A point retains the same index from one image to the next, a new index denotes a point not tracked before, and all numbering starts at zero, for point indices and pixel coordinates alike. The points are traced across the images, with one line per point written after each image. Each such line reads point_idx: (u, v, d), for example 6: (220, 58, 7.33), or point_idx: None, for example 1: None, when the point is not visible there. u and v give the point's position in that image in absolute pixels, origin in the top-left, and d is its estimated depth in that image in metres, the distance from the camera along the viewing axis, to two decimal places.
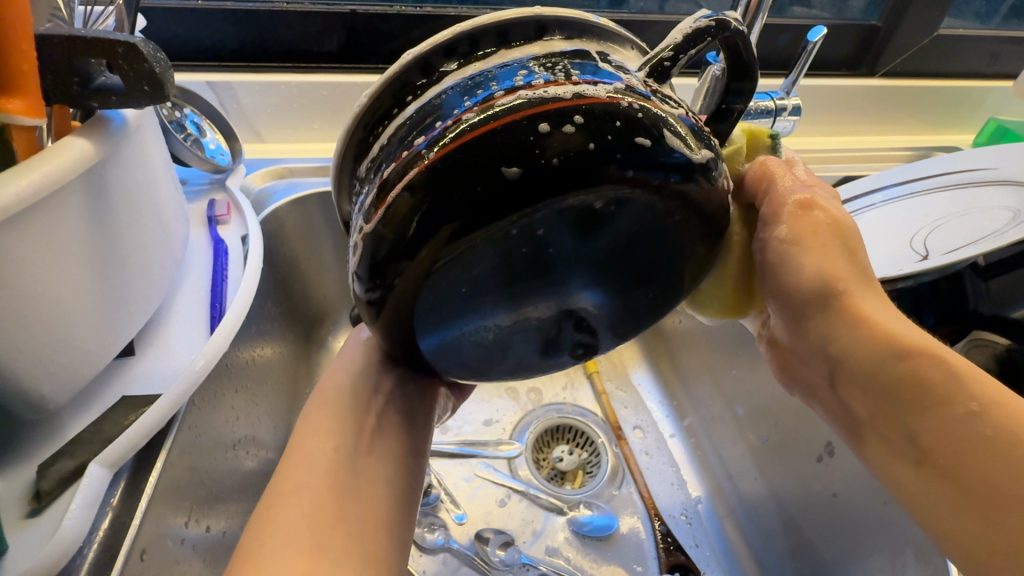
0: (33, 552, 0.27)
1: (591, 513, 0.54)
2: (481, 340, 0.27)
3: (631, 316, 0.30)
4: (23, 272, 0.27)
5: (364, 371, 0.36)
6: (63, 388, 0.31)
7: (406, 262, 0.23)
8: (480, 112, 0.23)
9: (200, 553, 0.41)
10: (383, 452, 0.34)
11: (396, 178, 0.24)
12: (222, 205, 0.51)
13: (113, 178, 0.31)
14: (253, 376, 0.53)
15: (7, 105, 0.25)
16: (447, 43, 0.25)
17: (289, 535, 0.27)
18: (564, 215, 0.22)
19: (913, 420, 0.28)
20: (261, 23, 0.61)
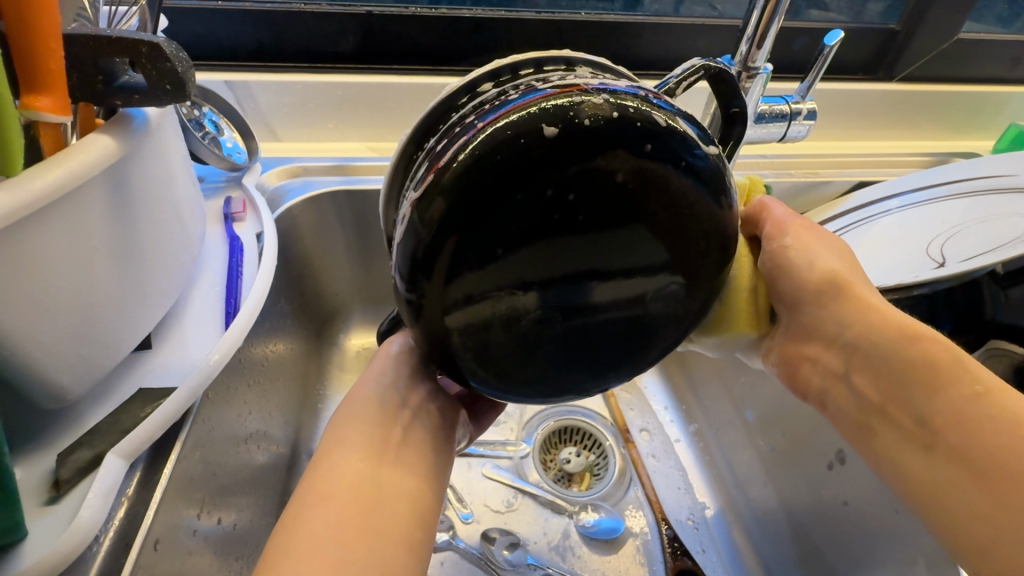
0: (50, 539, 0.28)
1: (598, 516, 0.54)
2: (510, 334, 0.25)
3: (657, 335, 0.28)
4: (45, 264, 0.27)
5: (395, 383, 0.36)
6: (82, 379, 0.32)
7: (443, 237, 0.23)
8: (515, 96, 0.24)
9: (212, 545, 0.41)
10: (408, 465, 0.34)
11: (436, 160, 0.24)
12: (239, 202, 0.52)
13: (134, 174, 0.32)
14: (266, 373, 0.54)
15: (37, 102, 0.26)
16: (491, 69, 0.27)
17: (314, 545, 0.28)
18: (593, 180, 0.23)
19: (922, 398, 0.29)
20: (279, 24, 0.62)
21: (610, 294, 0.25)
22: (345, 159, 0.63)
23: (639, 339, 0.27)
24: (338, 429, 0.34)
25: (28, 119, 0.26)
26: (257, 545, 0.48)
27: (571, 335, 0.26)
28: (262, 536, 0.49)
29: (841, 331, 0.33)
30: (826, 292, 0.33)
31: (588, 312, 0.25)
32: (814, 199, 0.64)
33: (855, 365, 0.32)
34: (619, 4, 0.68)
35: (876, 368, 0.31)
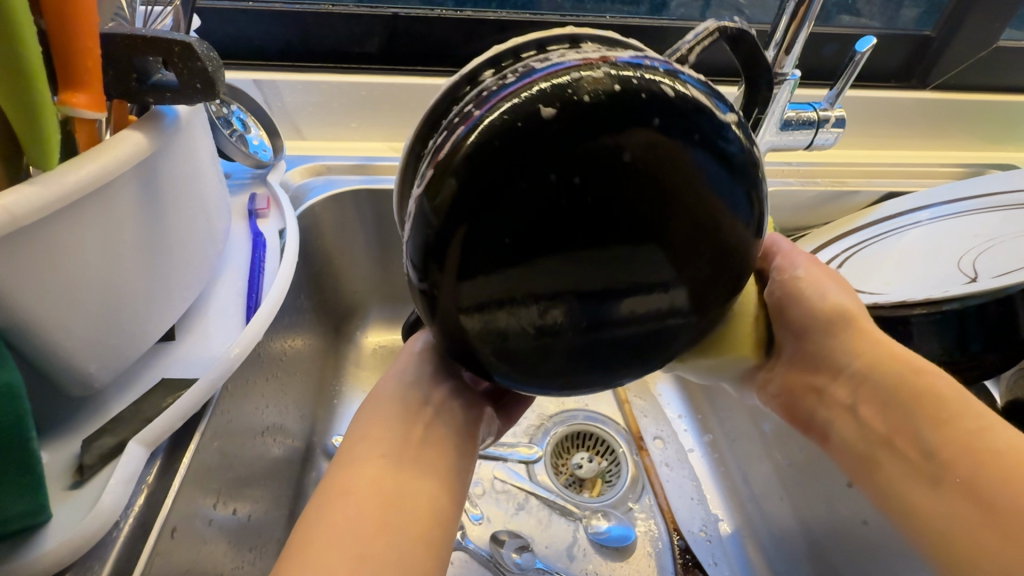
0: (73, 522, 0.29)
1: (609, 523, 0.54)
2: (527, 326, 0.25)
3: (688, 325, 0.27)
4: (76, 256, 0.28)
5: (415, 382, 0.37)
6: (107, 368, 0.33)
7: (450, 223, 0.23)
8: (516, 78, 0.24)
9: (226, 534, 0.42)
10: (429, 465, 0.34)
11: (441, 147, 0.24)
12: (263, 199, 0.53)
13: (163, 170, 0.33)
14: (284, 367, 0.55)
15: (73, 98, 0.26)
16: (493, 55, 0.27)
17: (332, 542, 0.28)
18: (600, 157, 0.22)
19: (932, 432, 0.29)
20: (307, 25, 0.63)
21: (633, 283, 0.24)
22: (367, 159, 0.64)
23: (669, 332, 0.26)
24: (361, 427, 0.35)
25: (64, 115, 0.27)
26: (270, 539, 0.48)
27: (590, 325, 0.25)
28: (275, 529, 0.49)
29: (844, 361, 0.33)
30: (828, 324, 0.34)
31: (606, 300, 0.24)
32: (841, 208, 0.63)
33: (862, 396, 0.32)
34: (645, 7, 0.68)
35: (883, 397, 0.31)
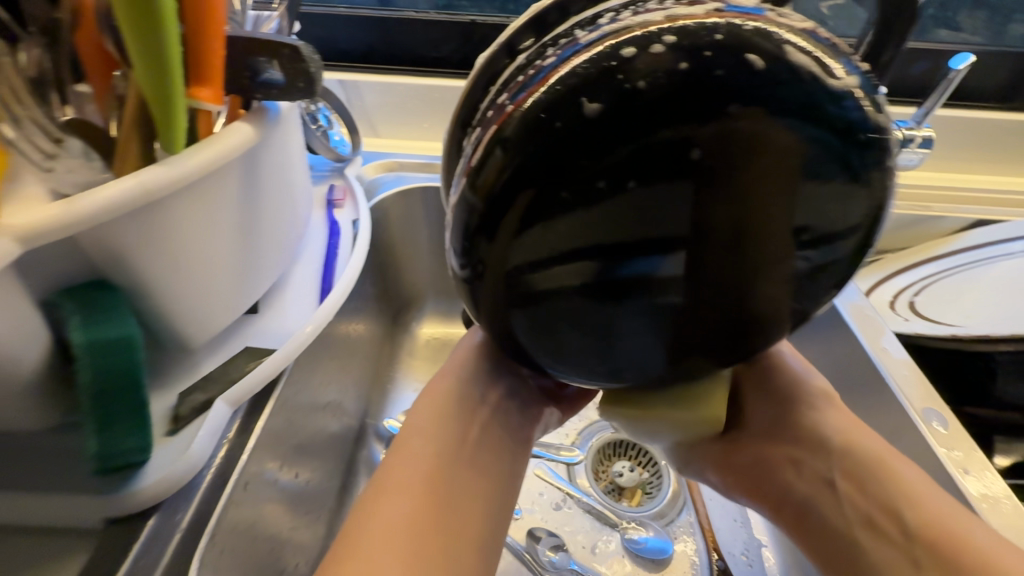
0: (166, 462, 0.32)
1: (646, 533, 0.54)
2: (577, 319, 0.26)
3: (745, 318, 0.27)
4: (193, 241, 0.32)
5: (472, 380, 0.39)
6: (202, 330, 0.36)
7: (495, 220, 0.24)
8: (562, 55, 0.23)
9: (287, 497, 0.46)
10: (482, 465, 0.36)
11: (484, 133, 0.24)
12: (340, 190, 0.57)
13: (263, 157, 0.36)
14: (346, 348, 0.58)
15: (200, 93, 0.30)
16: (535, 17, 0.28)
17: (389, 526, 0.30)
18: (653, 154, 0.22)
19: (911, 512, 0.31)
20: (390, 31, 0.67)
21: (691, 276, 0.25)
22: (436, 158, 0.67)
23: (721, 329, 0.27)
24: (421, 415, 0.37)
25: (191, 108, 0.30)
26: (321, 510, 0.52)
27: (647, 316, 0.26)
28: (325, 500, 0.53)
29: (811, 435, 0.37)
30: (796, 399, 0.38)
31: (658, 293, 0.25)
32: (920, 234, 0.59)
33: (834, 467, 0.35)
34: None
35: (856, 470, 0.34)
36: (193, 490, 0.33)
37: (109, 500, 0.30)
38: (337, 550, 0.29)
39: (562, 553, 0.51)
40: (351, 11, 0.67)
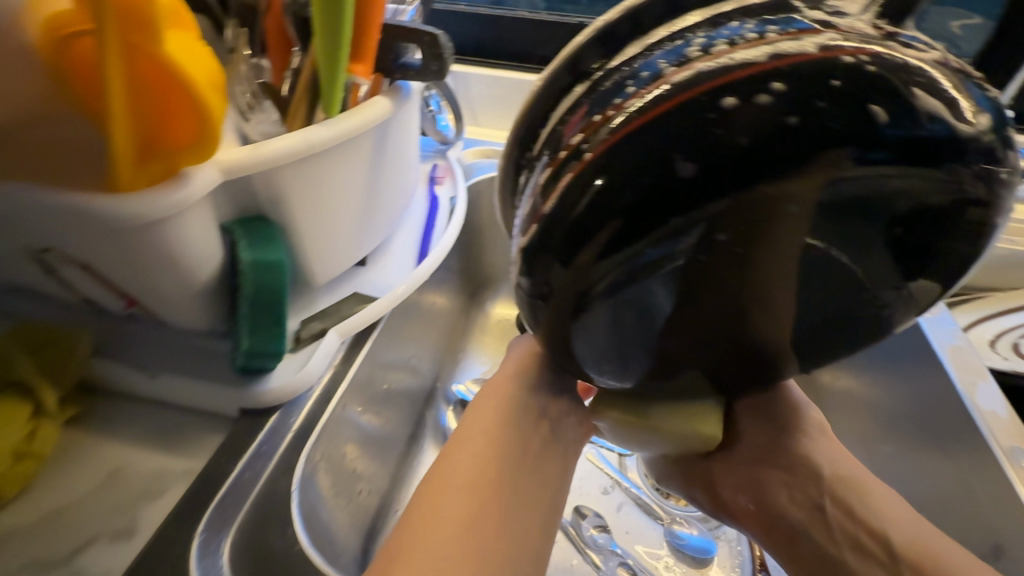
0: (288, 373, 0.38)
1: (690, 532, 0.55)
2: (640, 336, 0.27)
3: (780, 339, 0.29)
4: (331, 193, 0.38)
5: (536, 391, 0.40)
6: (324, 271, 0.42)
7: (570, 264, 0.23)
8: (646, 94, 0.22)
9: (360, 435, 0.52)
10: (535, 478, 0.38)
11: (558, 175, 0.23)
12: (442, 169, 0.63)
13: (393, 129, 0.42)
14: (427, 318, 0.65)
15: (354, 69, 0.35)
16: (601, 32, 0.26)
17: (454, 530, 0.32)
18: (747, 206, 0.21)
19: (893, 531, 0.34)
20: (502, 28, 0.72)
21: (719, 313, 0.26)
22: None
23: (732, 353, 0.30)
24: (479, 419, 0.38)
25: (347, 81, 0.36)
26: (386, 457, 0.57)
27: (704, 332, 0.28)
28: (392, 446, 0.59)
29: (800, 460, 0.39)
30: (787, 429, 0.40)
31: (721, 309, 0.26)
32: None
33: (823, 491, 0.38)
34: None
35: (843, 494, 0.37)
36: (303, 401, 0.39)
37: (244, 393, 0.37)
38: (404, 542, 0.31)
39: (604, 533, 0.53)
40: (469, 9, 0.73)
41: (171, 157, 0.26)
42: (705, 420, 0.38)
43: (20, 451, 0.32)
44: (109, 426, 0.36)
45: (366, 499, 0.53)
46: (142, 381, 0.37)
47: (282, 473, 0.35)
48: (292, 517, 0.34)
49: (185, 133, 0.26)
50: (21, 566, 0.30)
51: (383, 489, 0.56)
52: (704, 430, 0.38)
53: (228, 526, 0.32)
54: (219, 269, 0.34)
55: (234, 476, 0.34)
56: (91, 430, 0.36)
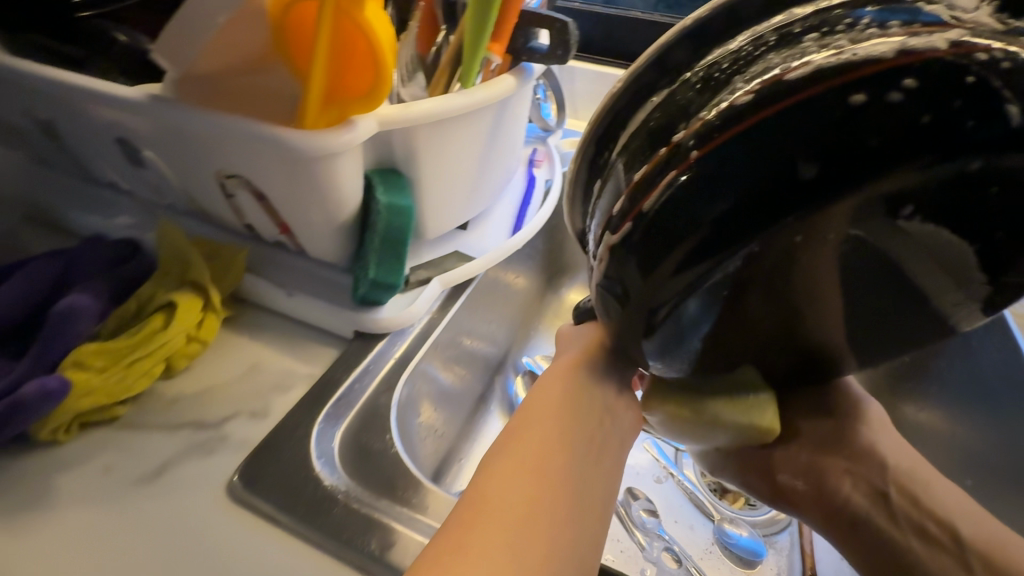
0: (397, 308, 0.44)
1: (740, 533, 0.55)
2: (715, 327, 0.27)
3: (859, 331, 0.30)
4: (452, 155, 0.43)
5: (601, 381, 0.35)
6: (433, 227, 0.47)
7: (662, 263, 0.23)
8: (759, 92, 0.20)
9: (437, 388, 0.57)
10: (602, 476, 0.32)
11: (658, 177, 0.23)
12: (541, 153, 0.67)
13: (512, 107, 0.46)
14: (503, 295, 0.68)
15: (492, 48, 0.40)
16: (697, 26, 0.25)
17: (502, 537, 0.27)
18: (863, 204, 0.19)
19: (965, 525, 0.34)
20: (612, 26, 0.75)
21: (772, 314, 0.27)
22: None
23: (787, 345, 0.31)
24: (539, 405, 0.34)
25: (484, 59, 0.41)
26: (457, 412, 0.61)
27: (771, 321, 0.28)
28: (464, 401, 0.63)
29: (863, 450, 0.40)
30: (845, 419, 0.41)
31: (793, 301, 0.26)
32: None
33: (886, 481, 0.38)
34: None
35: (908, 484, 0.37)
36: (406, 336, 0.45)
37: (360, 319, 0.43)
38: (444, 543, 0.27)
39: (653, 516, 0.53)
40: (585, 7, 0.76)
41: (346, 104, 0.32)
42: (760, 410, 0.36)
43: (194, 332, 0.40)
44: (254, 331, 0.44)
45: (434, 445, 0.57)
46: (282, 298, 0.45)
47: (383, 391, 0.41)
48: (390, 430, 0.38)
49: (360, 85, 0.31)
50: (184, 424, 0.37)
51: (452, 438, 0.61)
52: (763, 423, 0.36)
53: (342, 419, 0.38)
54: (357, 210, 0.40)
55: (346, 384, 0.40)
56: (235, 332, 0.44)
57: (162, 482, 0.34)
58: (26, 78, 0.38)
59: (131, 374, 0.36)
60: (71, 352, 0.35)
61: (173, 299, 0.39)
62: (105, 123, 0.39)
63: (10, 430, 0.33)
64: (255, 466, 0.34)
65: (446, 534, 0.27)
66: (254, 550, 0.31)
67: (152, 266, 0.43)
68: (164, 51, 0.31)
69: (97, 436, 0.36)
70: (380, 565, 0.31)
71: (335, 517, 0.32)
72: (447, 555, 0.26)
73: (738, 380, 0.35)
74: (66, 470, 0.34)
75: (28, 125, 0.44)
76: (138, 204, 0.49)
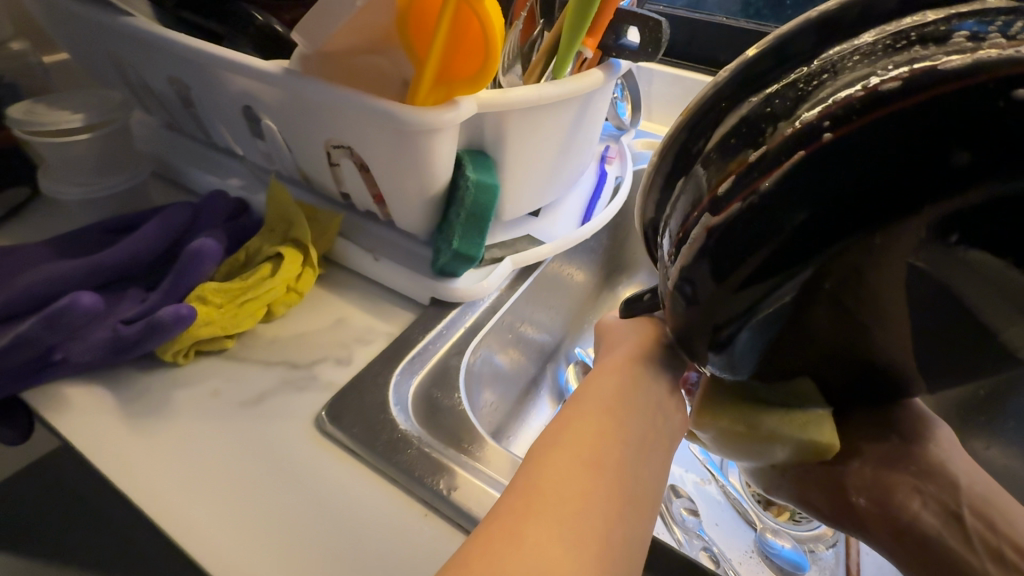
0: (472, 280, 0.47)
1: (783, 543, 0.47)
2: (781, 331, 0.26)
3: (944, 364, 0.28)
4: (537, 141, 0.45)
5: (656, 378, 0.32)
6: (511, 210, 0.50)
7: (761, 253, 0.21)
8: (905, 78, 0.18)
9: (497, 372, 0.52)
10: (656, 475, 0.29)
11: (772, 162, 0.21)
12: (614, 151, 0.68)
13: (596, 102, 0.48)
14: (564, 288, 0.63)
15: (587, 42, 0.42)
16: (814, 21, 0.22)
17: (552, 543, 0.24)
18: (996, 208, 0.18)
19: None
20: (696, 31, 0.75)
21: (838, 335, 0.26)
22: None
23: (849, 370, 0.30)
24: (593, 397, 0.30)
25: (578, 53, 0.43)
26: (512, 392, 0.56)
27: (839, 341, 0.26)
28: (519, 381, 0.57)
29: (936, 470, 0.35)
30: (916, 436, 0.37)
31: (868, 321, 0.24)
32: None
33: (959, 502, 0.34)
34: None
35: (986, 509, 0.33)
36: (477, 306, 0.48)
37: (436, 287, 0.46)
38: (487, 543, 0.24)
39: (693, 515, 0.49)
40: (671, 10, 0.77)
41: (453, 85, 0.36)
42: (818, 426, 0.31)
43: (292, 284, 0.45)
44: (342, 290, 0.49)
45: (487, 414, 0.51)
46: (368, 262, 0.49)
47: (454, 354, 0.44)
48: (458, 390, 0.42)
49: (468, 70, 0.35)
50: (281, 362, 0.42)
51: (505, 413, 0.55)
52: (821, 440, 0.31)
53: (416, 372, 0.42)
54: (445, 185, 0.43)
55: (421, 343, 0.44)
56: (324, 290, 0.49)
57: (262, 408, 0.39)
58: (165, 43, 0.43)
59: (242, 311, 0.42)
60: (197, 288, 0.41)
61: (280, 251, 0.45)
62: (237, 93, 0.45)
63: (147, 346, 0.38)
64: (340, 404, 0.39)
65: (489, 528, 0.24)
66: (337, 474, 0.35)
67: (259, 222, 0.50)
68: (304, 29, 0.35)
69: (207, 363, 0.42)
70: (446, 503, 0.34)
71: (408, 456, 0.36)
72: (490, 552, 0.23)
73: (794, 390, 0.31)
74: (185, 388, 0.40)
75: (170, 92, 0.51)
76: (249, 169, 0.55)
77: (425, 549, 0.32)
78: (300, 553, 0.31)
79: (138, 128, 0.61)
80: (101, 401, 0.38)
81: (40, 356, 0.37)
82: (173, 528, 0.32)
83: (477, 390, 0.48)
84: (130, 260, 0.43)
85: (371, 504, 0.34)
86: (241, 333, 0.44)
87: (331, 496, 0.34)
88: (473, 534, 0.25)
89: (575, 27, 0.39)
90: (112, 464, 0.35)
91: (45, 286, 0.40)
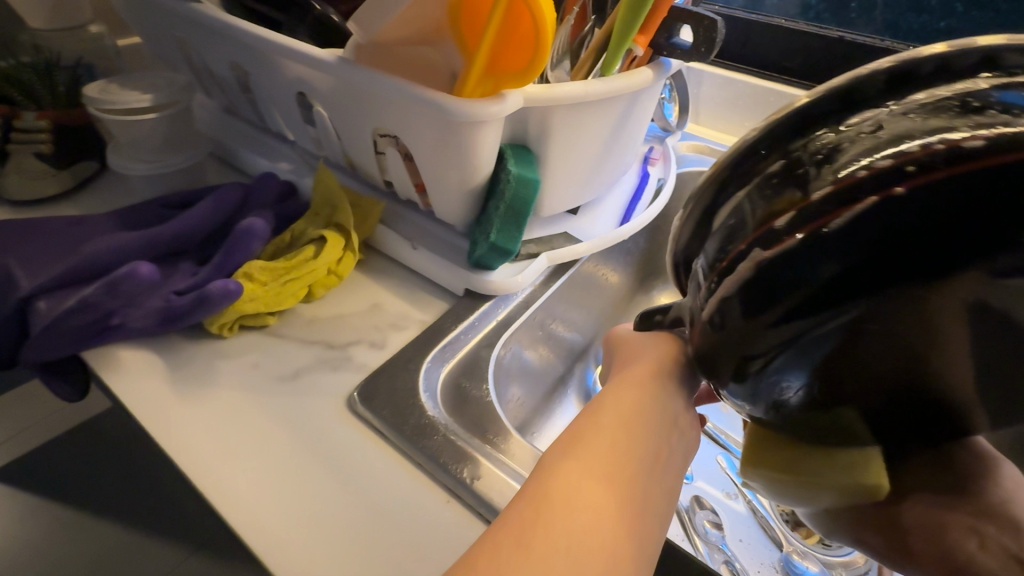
0: (506, 274, 0.47)
1: (808, 566, 0.46)
2: (817, 371, 0.24)
3: (1013, 403, 0.26)
4: (577, 139, 0.45)
5: (674, 393, 0.31)
6: (551, 205, 0.50)
7: (811, 292, 0.21)
8: (988, 143, 0.18)
9: (526, 367, 0.52)
10: (666, 489, 0.28)
11: (836, 203, 0.20)
12: (658, 152, 0.66)
13: (640, 105, 0.47)
14: (598, 289, 0.62)
15: (638, 40, 0.42)
16: (893, 70, 0.21)
17: (563, 552, 0.24)
18: None
19: None
20: (752, 32, 0.73)
21: (881, 376, 0.24)
22: None
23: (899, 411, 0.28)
24: (606, 412, 0.29)
25: (628, 51, 0.43)
26: (539, 389, 0.55)
27: (877, 388, 0.25)
28: (547, 377, 0.57)
29: (985, 512, 0.33)
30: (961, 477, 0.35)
31: (912, 369, 0.23)
32: None
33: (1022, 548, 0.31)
34: None
35: None
36: (509, 300, 0.49)
37: (471, 278, 0.47)
38: (500, 549, 0.24)
39: (715, 529, 0.48)
40: (726, 11, 0.75)
41: (501, 78, 0.37)
42: (867, 467, 0.30)
43: (332, 267, 0.46)
44: (380, 276, 0.50)
45: (513, 408, 0.51)
46: (407, 251, 0.50)
47: (484, 346, 0.45)
48: (487, 381, 0.42)
49: (517, 63, 0.36)
50: (318, 341, 0.44)
51: (532, 409, 0.55)
52: (868, 482, 0.30)
53: (447, 361, 0.42)
54: (486, 178, 0.43)
55: (453, 332, 0.44)
56: (362, 275, 0.50)
57: (299, 383, 0.40)
58: (226, 29, 0.45)
59: (285, 291, 0.43)
60: (244, 265, 0.43)
61: (323, 234, 0.46)
62: (291, 79, 0.46)
63: (196, 317, 0.40)
64: (372, 386, 0.40)
65: (497, 534, 0.25)
66: (364, 453, 0.36)
67: (305, 205, 0.52)
68: (358, 20, 0.36)
69: (249, 337, 0.44)
70: (468, 491, 0.34)
71: (434, 442, 0.36)
72: (498, 559, 0.23)
73: (847, 432, 0.28)
74: (228, 359, 0.42)
75: (230, 78, 0.53)
76: (298, 154, 0.57)
77: (446, 533, 0.33)
78: (325, 527, 0.32)
79: (199, 112, 0.64)
80: (151, 365, 0.40)
81: (100, 320, 0.40)
82: (210, 491, 0.33)
83: (505, 383, 0.48)
84: (185, 234, 0.45)
85: (394, 485, 0.35)
86: (282, 311, 0.46)
87: (356, 474, 0.35)
88: (485, 539, 0.25)
89: (626, 26, 0.39)
90: (158, 425, 0.37)
91: (108, 253, 0.42)
